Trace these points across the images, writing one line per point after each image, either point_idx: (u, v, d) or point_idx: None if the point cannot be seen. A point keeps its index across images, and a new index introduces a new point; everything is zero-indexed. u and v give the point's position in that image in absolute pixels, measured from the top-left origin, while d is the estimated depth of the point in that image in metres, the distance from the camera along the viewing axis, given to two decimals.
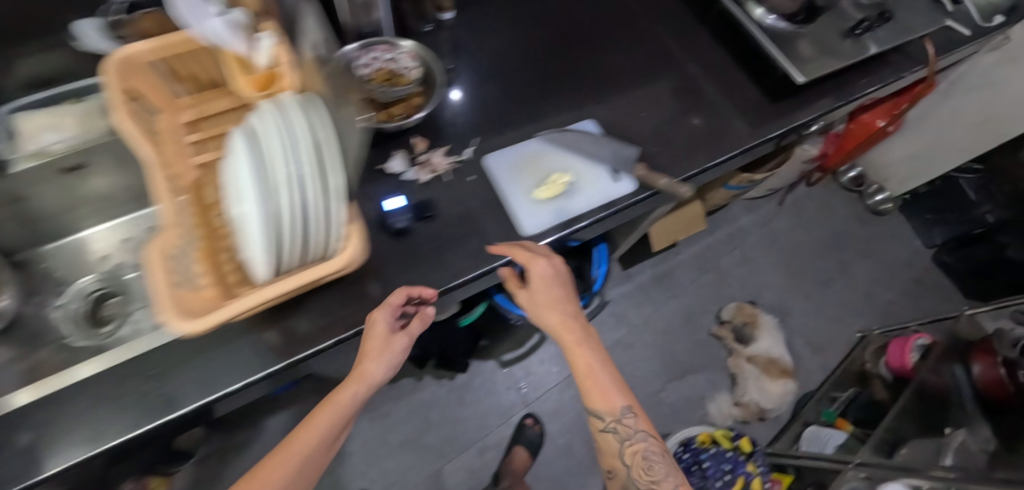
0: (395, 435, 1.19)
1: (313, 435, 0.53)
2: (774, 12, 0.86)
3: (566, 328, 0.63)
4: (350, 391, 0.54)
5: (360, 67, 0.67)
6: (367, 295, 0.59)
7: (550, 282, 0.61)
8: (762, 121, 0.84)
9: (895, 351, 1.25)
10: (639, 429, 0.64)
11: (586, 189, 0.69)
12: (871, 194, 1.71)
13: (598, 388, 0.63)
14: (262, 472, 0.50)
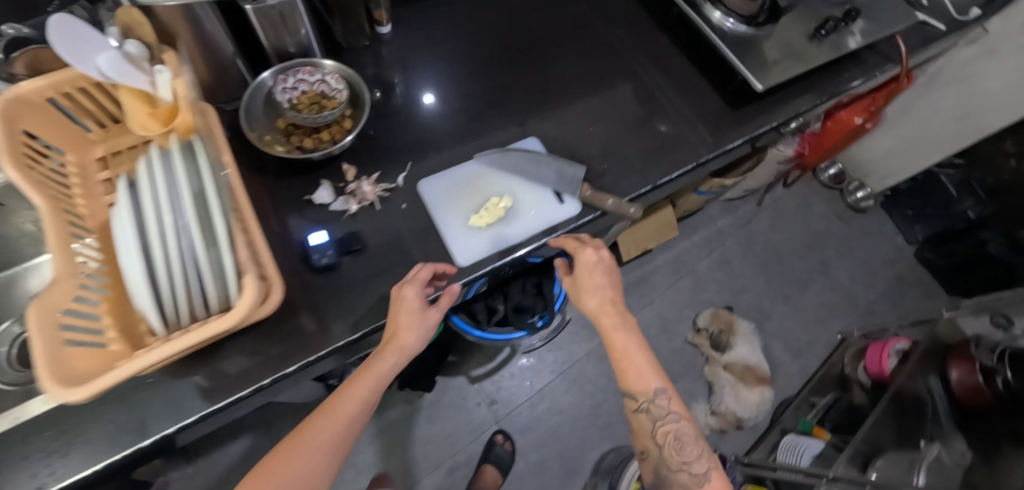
0: (363, 456, 1.16)
1: (344, 410, 0.50)
2: (733, 15, 0.81)
3: (607, 310, 0.60)
4: (384, 366, 0.52)
5: (283, 91, 0.62)
6: (293, 335, 0.57)
7: (592, 266, 0.61)
8: (722, 131, 0.80)
9: (873, 356, 1.22)
10: (671, 411, 0.58)
11: (526, 214, 0.65)
12: (853, 191, 1.67)
13: (633, 368, 0.58)
14: (288, 449, 0.47)
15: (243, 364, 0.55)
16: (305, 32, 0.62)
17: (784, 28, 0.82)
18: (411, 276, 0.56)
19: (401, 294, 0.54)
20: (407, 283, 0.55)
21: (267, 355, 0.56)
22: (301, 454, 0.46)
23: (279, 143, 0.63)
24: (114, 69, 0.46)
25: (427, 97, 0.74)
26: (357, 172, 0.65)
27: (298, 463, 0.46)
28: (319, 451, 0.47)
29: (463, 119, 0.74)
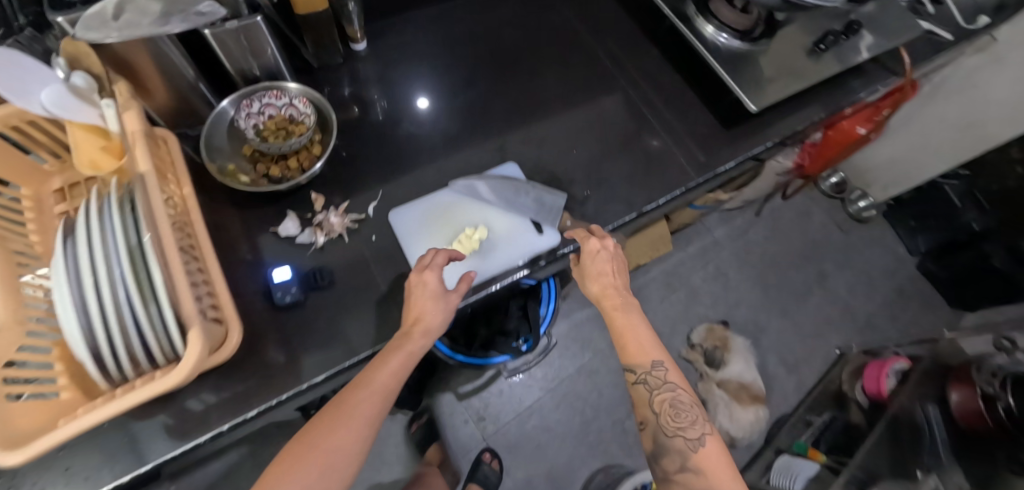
0: None
1: (374, 383, 0.49)
2: (726, 30, 0.76)
3: (611, 293, 0.61)
4: (411, 345, 0.52)
5: (248, 117, 0.59)
6: (257, 372, 0.55)
7: (597, 254, 0.62)
8: (713, 151, 0.76)
9: (871, 376, 1.15)
10: (667, 380, 0.57)
11: (502, 246, 0.66)
12: (854, 200, 1.63)
13: (634, 341, 0.58)
14: (327, 418, 0.46)
15: (202, 404, 0.53)
16: (275, 54, 0.59)
17: (781, 43, 0.77)
18: (427, 261, 0.57)
19: (417, 279, 0.55)
20: (421, 269, 0.57)
21: (228, 394, 0.53)
22: (343, 423, 0.45)
23: (244, 171, 0.60)
24: (59, 104, 0.42)
25: (422, 100, 0.74)
26: (326, 201, 0.64)
27: (340, 433, 0.45)
28: (359, 421, 0.46)
29: (439, 142, 0.71)
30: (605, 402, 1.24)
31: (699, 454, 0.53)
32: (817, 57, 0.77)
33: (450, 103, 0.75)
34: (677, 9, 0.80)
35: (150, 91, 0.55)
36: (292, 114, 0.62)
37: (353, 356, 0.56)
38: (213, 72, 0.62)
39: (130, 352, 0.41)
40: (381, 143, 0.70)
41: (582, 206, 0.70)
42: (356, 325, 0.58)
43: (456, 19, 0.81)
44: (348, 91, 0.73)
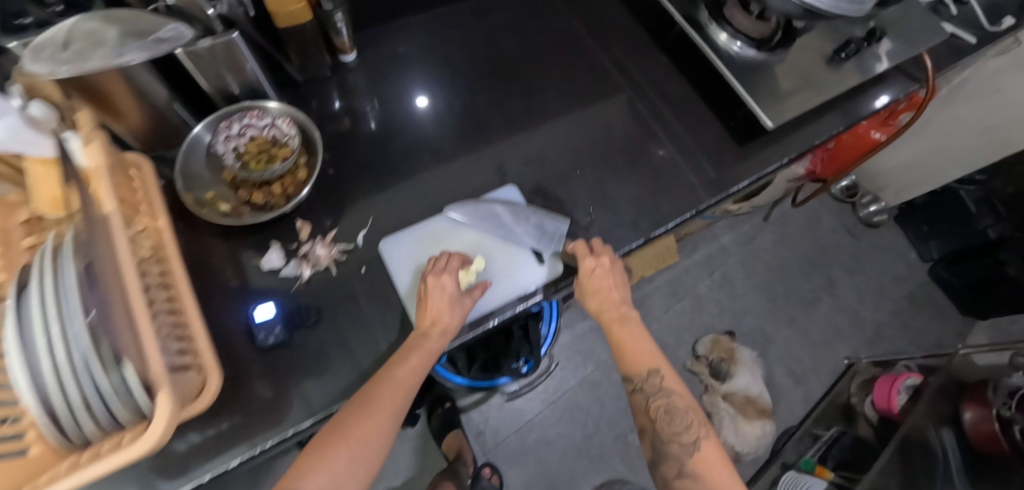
0: None
1: (396, 377, 0.50)
2: (741, 38, 0.71)
3: (610, 307, 0.61)
4: (430, 343, 0.53)
5: (227, 140, 0.55)
6: (243, 408, 0.52)
7: (596, 271, 0.59)
8: (724, 168, 0.72)
9: (880, 390, 1.16)
10: (663, 387, 0.58)
11: (500, 279, 0.63)
12: (865, 204, 1.57)
13: (632, 349, 0.60)
14: (357, 405, 0.48)
15: (184, 443, 0.50)
16: (254, 68, 0.54)
17: (800, 52, 0.71)
18: (442, 265, 0.58)
19: (434, 283, 0.56)
20: (436, 273, 0.57)
21: (213, 431, 0.51)
22: (371, 413, 0.47)
23: (225, 199, 0.57)
24: (14, 138, 0.37)
25: (421, 98, 0.72)
26: (312, 229, 0.61)
27: (370, 422, 0.47)
28: (386, 412, 0.48)
29: (435, 162, 0.68)
30: (607, 415, 1.21)
31: (694, 459, 0.54)
32: (837, 66, 0.71)
33: (447, 120, 0.71)
34: (689, 16, 0.74)
35: (125, 114, 0.52)
36: (275, 134, 0.57)
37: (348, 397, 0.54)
38: (185, 89, 0.57)
39: (94, 411, 0.38)
40: (375, 163, 0.67)
41: (586, 231, 0.66)
42: (347, 360, 0.56)
43: (454, 29, 0.77)
44: (339, 106, 0.70)
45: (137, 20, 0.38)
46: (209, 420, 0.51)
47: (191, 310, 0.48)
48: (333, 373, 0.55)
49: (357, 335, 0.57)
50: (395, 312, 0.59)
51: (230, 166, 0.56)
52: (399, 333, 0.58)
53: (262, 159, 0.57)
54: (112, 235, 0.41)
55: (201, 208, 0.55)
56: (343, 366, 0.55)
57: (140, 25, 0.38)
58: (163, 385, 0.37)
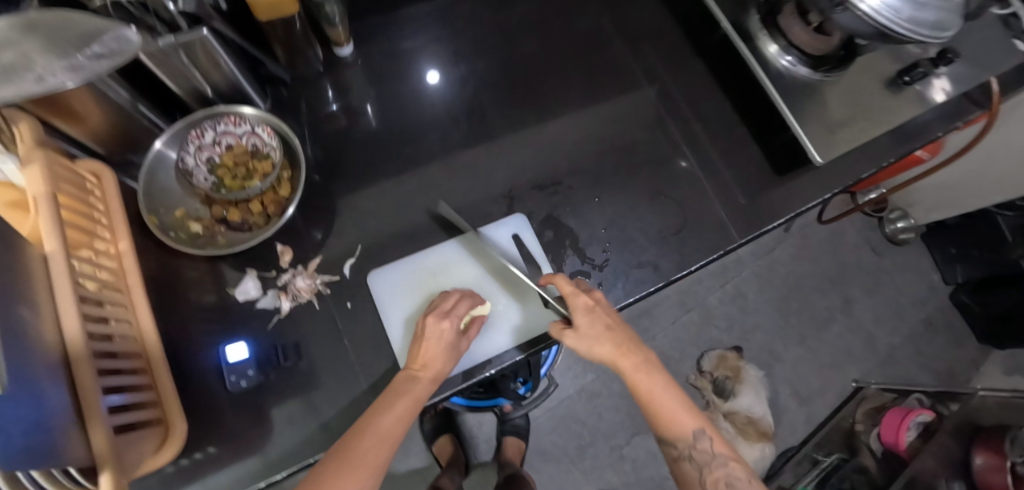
0: None
1: (378, 429, 0.45)
2: (793, 52, 0.61)
3: (626, 352, 0.50)
4: (418, 389, 0.48)
5: (199, 150, 0.52)
6: (220, 438, 0.49)
7: (594, 309, 0.50)
8: (758, 199, 0.64)
9: (889, 424, 1.09)
10: (716, 453, 0.49)
11: (499, 324, 0.58)
12: (892, 220, 1.30)
13: (669, 409, 0.49)
14: (331, 466, 0.42)
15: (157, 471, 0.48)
16: (230, 65, 0.49)
17: (859, 73, 0.61)
18: (447, 307, 0.53)
19: (431, 326, 0.51)
20: (437, 314, 0.52)
21: (186, 460, 0.48)
22: (350, 473, 0.42)
23: (197, 216, 0.54)
24: None
25: (432, 71, 0.67)
26: (295, 253, 0.57)
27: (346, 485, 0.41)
28: (368, 471, 0.43)
29: (440, 179, 0.62)
30: (603, 427, 1.16)
31: None
32: (899, 90, 0.61)
33: (452, 133, 0.64)
34: (737, 23, 0.64)
35: (87, 119, 0.45)
36: (255, 143, 0.55)
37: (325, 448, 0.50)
38: (150, 89, 0.51)
39: None
40: (373, 179, 0.61)
41: (599, 271, 0.60)
42: (332, 392, 0.52)
43: (466, 26, 0.69)
44: (336, 107, 0.64)
45: (72, 23, 0.31)
46: (184, 450, 0.48)
47: (152, 353, 0.44)
48: (314, 406, 0.51)
49: (343, 368, 0.53)
50: (382, 348, 0.54)
51: (201, 180, 0.53)
52: (388, 367, 0.54)
53: (237, 172, 0.54)
54: (54, 279, 0.35)
55: (168, 228, 0.52)
56: (326, 404, 0.52)
57: (76, 31, 0.31)
58: (109, 464, 0.32)
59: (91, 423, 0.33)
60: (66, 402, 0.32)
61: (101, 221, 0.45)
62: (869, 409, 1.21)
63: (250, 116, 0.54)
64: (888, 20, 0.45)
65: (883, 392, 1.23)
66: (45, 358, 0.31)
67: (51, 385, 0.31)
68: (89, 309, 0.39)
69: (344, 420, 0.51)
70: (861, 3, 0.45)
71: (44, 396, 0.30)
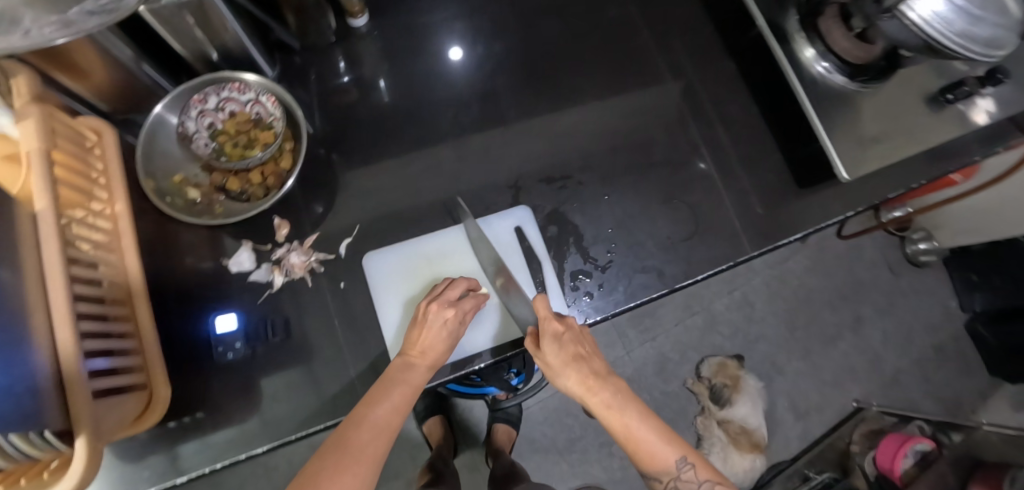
0: (281, 475, 0.96)
1: (376, 420, 0.44)
2: (830, 58, 0.57)
3: (595, 386, 0.47)
4: (415, 378, 0.48)
5: (201, 115, 0.52)
6: (207, 404, 0.50)
7: (562, 337, 0.47)
8: (776, 211, 0.62)
9: (885, 450, 1.05)
10: (702, 480, 0.45)
11: (492, 317, 0.56)
12: (915, 240, 1.22)
13: (644, 445, 0.45)
14: (331, 462, 0.41)
15: (145, 432, 0.48)
16: (238, 29, 0.48)
17: (899, 86, 0.57)
18: (453, 298, 0.52)
19: (434, 313, 0.50)
20: (440, 302, 0.51)
21: (174, 423, 0.49)
22: (352, 467, 0.41)
23: (196, 182, 0.54)
24: None
25: (455, 48, 0.64)
26: (292, 228, 0.56)
27: (345, 480, 0.40)
28: (368, 464, 0.42)
29: (448, 162, 0.61)
30: (591, 424, 1.12)
31: None
32: (941, 108, 0.57)
33: (462, 115, 0.62)
34: (773, 23, 0.60)
35: (89, 74, 0.45)
36: (259, 112, 0.54)
37: (310, 426, 0.50)
38: (153, 49, 0.50)
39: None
40: (379, 158, 0.60)
41: (601, 272, 0.58)
42: (323, 368, 0.52)
43: (488, 3, 0.66)
44: (347, 79, 0.62)
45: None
46: (171, 413, 0.49)
47: (140, 316, 0.45)
48: (302, 381, 0.51)
49: (335, 345, 0.53)
50: (376, 329, 0.54)
51: (201, 145, 0.53)
52: (379, 348, 0.53)
53: (239, 139, 0.54)
54: (43, 235, 0.34)
55: (165, 193, 0.52)
56: (314, 382, 0.51)
57: None
58: (86, 429, 0.33)
59: (69, 387, 0.33)
60: (46, 364, 0.32)
61: (98, 181, 0.45)
62: (868, 431, 1.14)
63: (252, 82, 0.53)
64: (937, 33, 0.41)
65: (882, 414, 1.15)
66: (26, 320, 0.31)
67: (31, 347, 0.31)
68: (78, 271, 0.38)
69: (337, 398, 0.51)
70: (911, 11, 0.41)
71: (25, 359, 0.30)
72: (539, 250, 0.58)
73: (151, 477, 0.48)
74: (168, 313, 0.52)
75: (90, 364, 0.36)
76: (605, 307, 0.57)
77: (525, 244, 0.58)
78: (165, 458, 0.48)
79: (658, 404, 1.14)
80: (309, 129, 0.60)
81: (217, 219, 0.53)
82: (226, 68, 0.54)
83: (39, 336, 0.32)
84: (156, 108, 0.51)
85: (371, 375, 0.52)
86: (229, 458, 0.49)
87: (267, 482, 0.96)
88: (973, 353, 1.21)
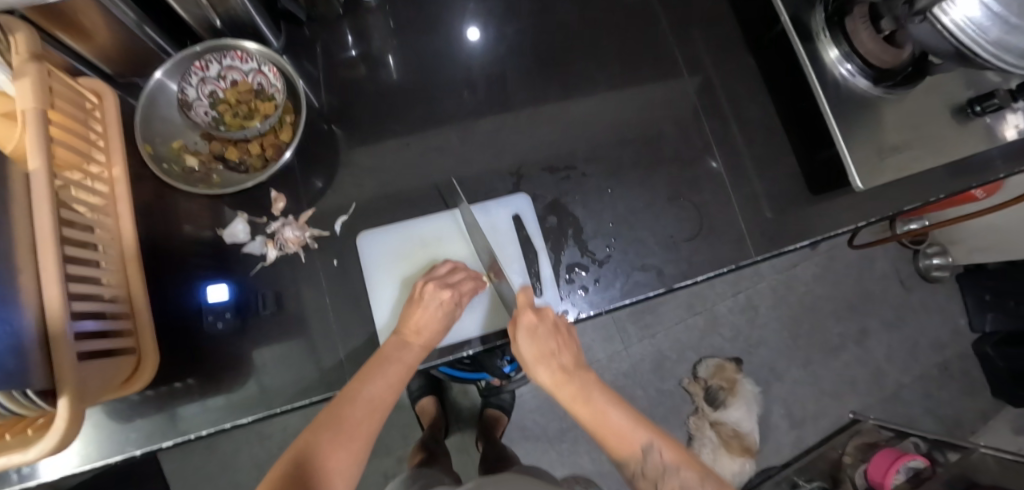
0: (274, 443, 0.98)
1: (369, 397, 0.44)
2: (853, 60, 0.55)
3: (563, 379, 0.46)
4: (408, 357, 0.48)
5: (202, 83, 0.52)
6: (199, 371, 0.50)
7: (536, 330, 0.47)
8: (785, 216, 0.60)
9: (877, 465, 1.03)
10: (670, 464, 0.40)
11: (484, 304, 0.56)
12: (929, 255, 1.19)
13: (609, 429, 0.43)
14: (325, 437, 0.40)
15: (136, 394, 0.49)
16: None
17: (924, 94, 0.55)
18: (452, 280, 0.51)
19: (431, 293, 0.50)
20: (439, 283, 0.51)
21: (165, 387, 0.50)
22: (344, 444, 0.41)
23: (194, 150, 0.54)
24: None
25: (472, 28, 0.63)
26: (289, 202, 0.56)
27: (339, 458, 0.40)
28: (362, 441, 0.42)
29: (453, 143, 0.60)
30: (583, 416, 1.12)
31: None
32: (967, 119, 0.54)
33: (467, 97, 0.61)
34: (797, 20, 0.57)
35: (93, 35, 0.45)
36: (260, 82, 0.54)
37: (298, 400, 0.51)
38: (156, 11, 0.50)
39: None
40: (381, 137, 0.59)
41: (599, 267, 0.57)
42: (314, 343, 0.52)
43: None
44: (355, 53, 0.61)
45: None
46: (162, 378, 0.50)
47: (132, 279, 0.45)
48: (291, 356, 0.52)
49: (327, 321, 0.53)
50: (367, 308, 0.54)
51: (201, 113, 0.53)
52: (369, 328, 0.53)
53: (240, 109, 0.54)
54: (35, 194, 0.34)
55: (163, 159, 0.52)
56: (302, 357, 0.52)
57: None
58: (69, 390, 0.33)
59: (55, 348, 0.33)
60: (32, 323, 0.32)
61: (97, 143, 0.45)
62: (862, 444, 1.12)
63: (254, 52, 0.52)
64: (970, 39, 0.39)
65: (879, 428, 1.13)
66: (13, 280, 0.31)
67: (19, 307, 0.31)
68: (71, 234, 0.38)
69: (327, 374, 0.52)
70: (944, 15, 0.39)
71: (11, 318, 0.30)
72: (536, 241, 0.57)
73: (140, 439, 0.49)
74: (161, 281, 0.52)
75: (78, 325, 0.36)
76: (600, 302, 0.56)
77: (522, 232, 0.57)
78: (154, 421, 0.49)
79: (651, 401, 1.14)
80: (313, 103, 0.59)
81: (214, 188, 0.53)
82: (229, 36, 0.53)
83: (26, 296, 0.32)
84: (156, 73, 0.50)
85: (361, 355, 0.53)
86: (217, 426, 0.49)
87: (260, 449, 0.98)
88: (979, 373, 1.19)
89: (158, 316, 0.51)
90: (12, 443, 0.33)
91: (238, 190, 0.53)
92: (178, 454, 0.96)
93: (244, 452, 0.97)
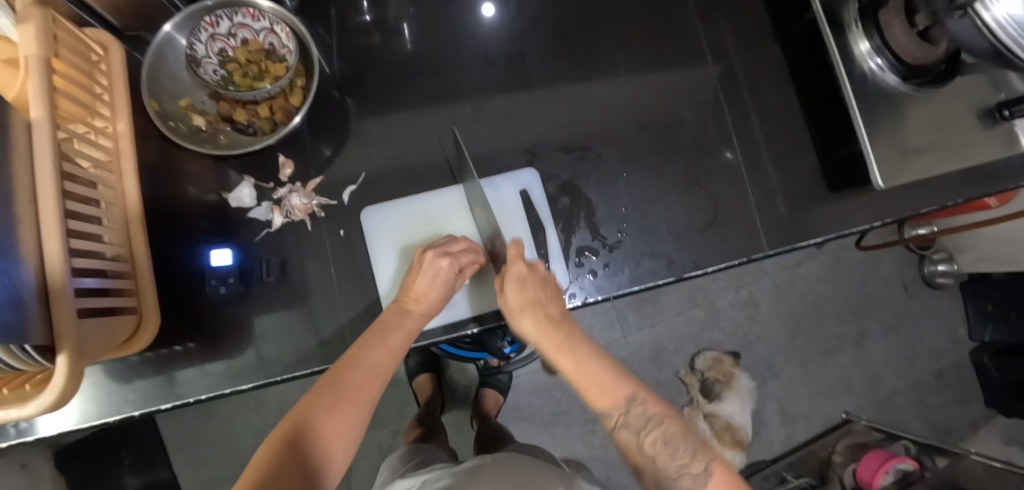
0: (271, 409, 0.98)
1: (371, 364, 0.43)
2: (883, 54, 0.52)
3: (550, 328, 0.44)
4: (409, 324, 0.48)
5: (211, 40, 0.51)
6: (198, 335, 0.50)
7: (527, 280, 0.45)
8: (801, 212, 0.58)
9: (867, 464, 1.03)
10: (652, 416, 0.40)
11: (489, 283, 0.55)
12: (935, 261, 1.18)
13: (591, 378, 0.42)
14: (325, 401, 0.40)
15: (136, 355, 0.49)
16: None
17: (953, 95, 0.53)
18: (451, 249, 0.50)
19: (429, 261, 0.49)
20: (438, 252, 0.49)
21: (164, 350, 0.49)
22: (344, 409, 0.40)
23: (202, 110, 0.53)
24: None
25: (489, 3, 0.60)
26: (296, 169, 0.55)
27: (340, 422, 0.39)
28: (358, 407, 0.41)
29: (465, 119, 0.58)
30: (577, 401, 1.12)
31: None
32: (993, 125, 0.52)
33: (482, 73, 0.59)
34: (829, 9, 0.55)
35: None
36: (272, 43, 0.53)
37: (296, 370, 0.50)
38: None
39: None
40: (393, 109, 0.58)
41: (609, 251, 0.56)
42: (316, 312, 0.52)
43: None
44: (369, 19, 0.59)
45: None
46: (164, 341, 0.49)
47: (135, 241, 0.45)
48: (291, 324, 0.51)
49: (327, 291, 0.52)
50: (370, 280, 0.53)
51: (210, 72, 0.52)
52: (370, 301, 0.53)
53: (250, 69, 0.53)
54: (35, 146, 0.33)
55: (169, 117, 0.51)
56: (304, 326, 0.51)
57: None
58: (68, 348, 0.33)
59: (55, 304, 0.32)
60: (31, 275, 0.31)
61: (102, 97, 0.44)
62: (852, 444, 1.11)
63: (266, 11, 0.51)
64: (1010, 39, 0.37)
65: (870, 429, 1.12)
66: (13, 231, 0.30)
67: (17, 258, 0.30)
68: (73, 189, 0.37)
69: (326, 345, 0.51)
70: (985, 10, 0.37)
71: (9, 269, 0.29)
72: (544, 221, 0.56)
73: (138, 400, 0.49)
74: (164, 244, 0.52)
75: (79, 282, 0.36)
76: (608, 287, 0.55)
77: (531, 212, 0.56)
78: (153, 383, 0.49)
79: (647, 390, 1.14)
80: (325, 68, 0.57)
81: (220, 149, 0.52)
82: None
83: (25, 247, 0.31)
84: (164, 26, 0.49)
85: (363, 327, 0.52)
86: (215, 392, 0.49)
87: (257, 415, 0.98)
88: (973, 381, 1.19)
89: (161, 279, 0.50)
90: (10, 398, 0.32)
91: (246, 152, 0.52)
92: (176, 418, 0.97)
93: (242, 416, 0.98)
